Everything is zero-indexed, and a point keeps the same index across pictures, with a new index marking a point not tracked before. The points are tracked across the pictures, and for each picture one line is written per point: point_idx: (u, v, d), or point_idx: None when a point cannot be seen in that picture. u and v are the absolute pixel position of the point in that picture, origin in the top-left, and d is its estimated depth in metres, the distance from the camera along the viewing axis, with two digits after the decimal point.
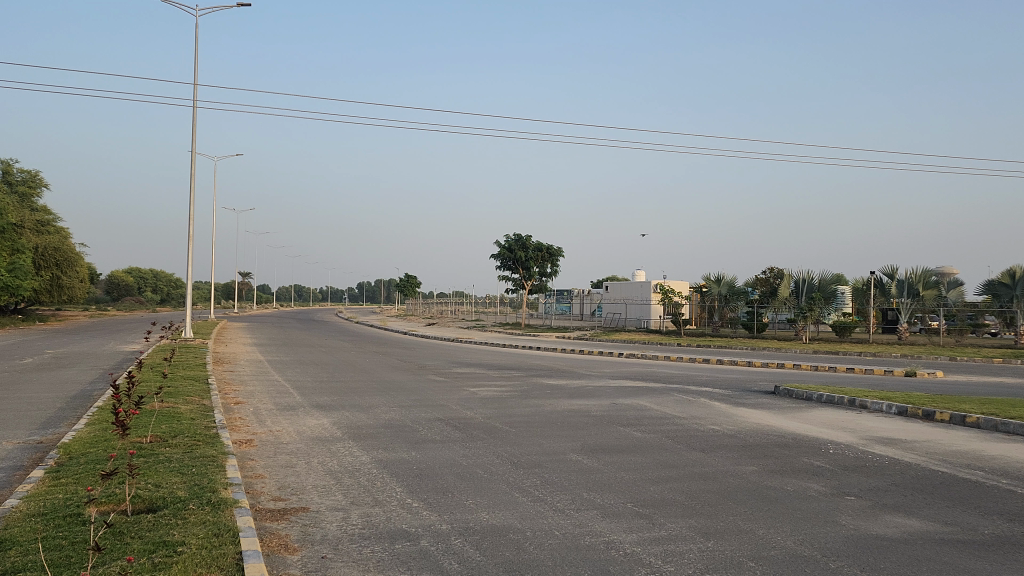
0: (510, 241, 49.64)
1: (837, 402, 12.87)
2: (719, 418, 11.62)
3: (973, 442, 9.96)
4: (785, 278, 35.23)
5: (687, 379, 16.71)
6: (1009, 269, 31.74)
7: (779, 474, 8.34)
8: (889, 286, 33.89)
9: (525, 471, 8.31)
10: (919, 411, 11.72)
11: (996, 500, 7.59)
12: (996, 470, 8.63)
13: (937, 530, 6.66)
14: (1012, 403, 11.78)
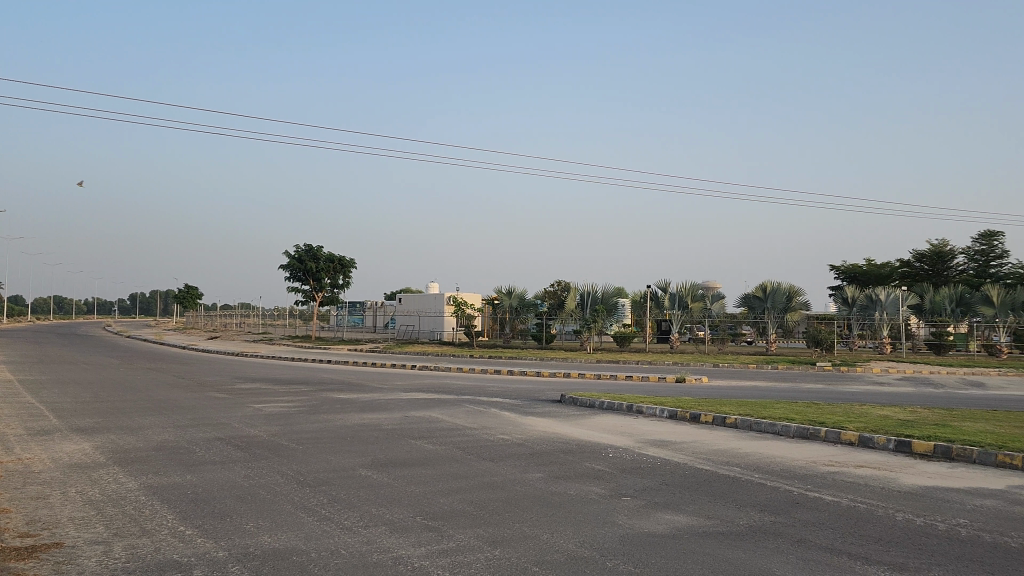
0: (300, 251, 48.09)
1: (616, 408, 13.64)
2: (508, 428, 11.91)
3: (734, 441, 10.93)
4: (571, 291, 36.92)
5: (478, 390, 16.99)
6: (762, 284, 35.27)
7: (563, 479, 8.67)
8: (662, 299, 36.44)
9: (311, 489, 8.03)
10: (687, 414, 12.69)
11: (751, 493, 8.37)
12: (750, 466, 9.53)
13: (702, 525, 7.23)
14: (764, 404, 13.09)
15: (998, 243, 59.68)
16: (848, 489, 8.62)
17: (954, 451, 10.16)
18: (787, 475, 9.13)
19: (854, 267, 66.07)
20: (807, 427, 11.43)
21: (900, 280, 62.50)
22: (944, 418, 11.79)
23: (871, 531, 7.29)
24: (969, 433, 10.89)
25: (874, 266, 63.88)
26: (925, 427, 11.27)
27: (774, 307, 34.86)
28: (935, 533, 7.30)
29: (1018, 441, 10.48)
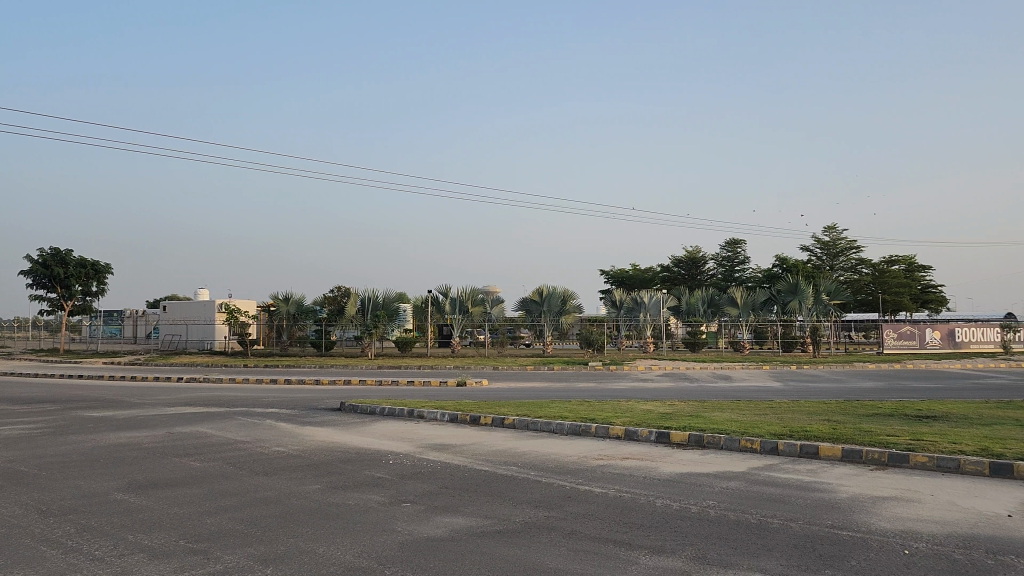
0: (46, 255, 43.39)
1: (397, 414, 13.56)
2: (284, 439, 11.43)
3: (512, 441, 11.26)
4: (351, 296, 36.27)
5: (252, 401, 16.19)
6: (538, 288, 36.77)
7: (341, 490, 8.46)
8: (444, 304, 36.86)
9: (56, 518, 7.22)
10: (466, 417, 12.89)
11: (527, 490, 8.65)
12: (527, 465, 9.85)
13: (480, 525, 7.36)
14: (539, 404, 13.61)
15: (741, 249, 66.50)
16: (615, 480, 9.17)
17: (705, 439, 11.19)
18: (559, 471, 9.54)
19: (621, 271, 70.90)
20: (579, 423, 12.04)
21: (661, 283, 67.91)
22: (698, 409, 12.90)
23: (635, 518, 7.80)
24: (718, 422, 12.02)
25: (638, 270, 69.03)
26: (682, 418, 12.27)
27: (551, 310, 36.90)
28: (689, 515, 7.96)
29: (758, 427, 11.73)
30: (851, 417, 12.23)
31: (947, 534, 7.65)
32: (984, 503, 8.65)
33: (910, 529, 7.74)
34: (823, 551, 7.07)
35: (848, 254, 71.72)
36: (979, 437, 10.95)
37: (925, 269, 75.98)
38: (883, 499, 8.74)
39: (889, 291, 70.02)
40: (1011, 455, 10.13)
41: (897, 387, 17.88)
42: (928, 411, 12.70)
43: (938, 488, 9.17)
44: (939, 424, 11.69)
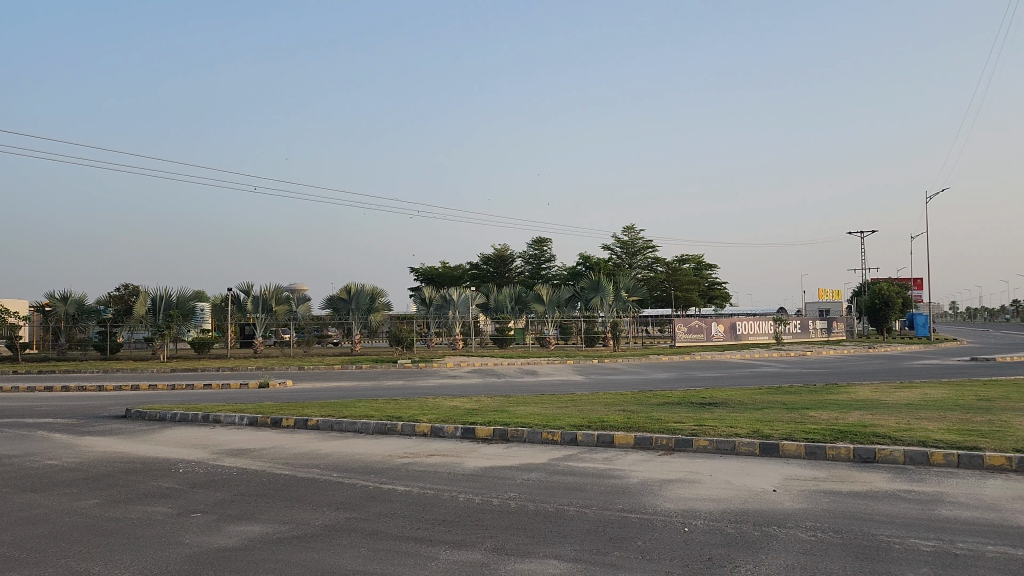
0: None
1: (191, 420, 12.80)
2: (58, 452, 10.43)
3: (314, 443, 10.97)
4: (140, 294, 33.72)
5: (22, 411, 14.65)
6: (346, 285, 35.91)
7: (124, 503, 7.86)
8: (245, 302, 35.09)
9: None
10: (268, 420, 12.41)
11: (328, 492, 8.47)
12: (329, 466, 9.64)
13: (276, 531, 7.10)
14: (345, 404, 13.36)
15: (547, 248, 68.91)
16: (418, 478, 9.18)
17: (509, 432, 11.47)
18: (364, 471, 9.41)
19: (431, 269, 71.01)
20: (384, 422, 11.94)
21: (471, 281, 68.88)
22: (503, 404, 13.21)
23: (437, 514, 7.84)
24: (521, 416, 12.36)
25: (448, 268, 69.57)
26: (487, 413, 12.51)
27: (359, 308, 35.94)
28: (489, 508, 8.13)
29: (559, 419, 12.20)
30: (643, 407, 13.00)
31: (723, 510, 8.34)
32: (754, 480, 9.51)
33: (690, 508, 8.36)
34: (612, 534, 7.48)
35: (645, 252, 76.15)
36: (752, 420, 12.03)
37: (711, 267, 82.51)
38: (668, 482, 9.38)
39: (681, 287, 75.30)
40: (778, 435, 11.23)
41: (685, 377, 19.30)
42: (709, 398, 13.78)
43: (717, 469, 9.98)
44: (719, 409, 12.72)
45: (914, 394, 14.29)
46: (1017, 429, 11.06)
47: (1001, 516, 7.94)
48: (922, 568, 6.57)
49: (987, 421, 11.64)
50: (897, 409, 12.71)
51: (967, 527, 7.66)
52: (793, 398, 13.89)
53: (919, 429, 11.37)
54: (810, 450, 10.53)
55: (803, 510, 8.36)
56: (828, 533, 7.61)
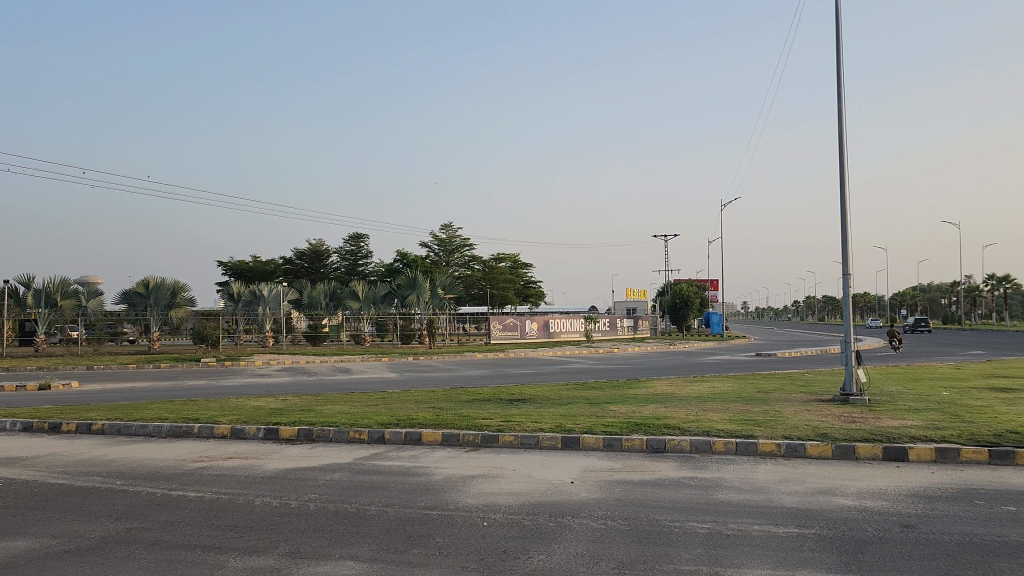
0: None
1: None
2: None
3: (99, 449, 10.21)
4: None
5: None
6: (143, 279, 33.48)
7: None
8: (25, 296, 31.96)
9: None
10: (45, 424, 11.40)
11: (108, 502, 7.90)
12: (113, 474, 8.99)
13: (43, 547, 6.53)
14: (136, 406, 12.52)
15: (364, 244, 68.01)
16: (211, 482, 8.78)
17: (314, 432, 11.22)
18: (151, 477, 8.87)
19: (240, 262, 68.02)
20: (179, 425, 11.32)
21: (283, 276, 66.66)
22: (310, 404, 12.91)
23: (228, 520, 7.53)
24: (328, 415, 12.14)
25: (260, 263, 66.93)
26: (292, 413, 12.17)
27: (158, 303, 33.59)
28: (286, 511, 7.91)
29: (366, 418, 12.07)
30: (452, 404, 13.14)
31: (521, 504, 8.59)
32: (554, 472, 9.90)
33: (490, 503, 8.54)
34: (411, 532, 7.51)
35: (462, 252, 76.97)
36: (556, 415, 12.49)
37: (525, 267, 84.92)
38: (471, 477, 9.55)
39: (497, 286, 76.88)
40: (579, 429, 11.73)
41: (495, 374, 19.75)
42: (517, 395, 14.18)
43: (520, 464, 10.27)
44: (526, 405, 13.11)
45: (703, 387, 15.43)
46: (786, 418, 12.23)
47: (768, 497, 8.74)
48: (696, 548, 7.09)
49: (763, 412, 12.77)
50: (687, 402, 13.67)
51: (738, 509, 8.36)
52: (597, 393, 14.58)
53: (705, 420, 12.27)
54: (608, 442, 11.08)
55: (596, 500, 8.78)
56: (617, 520, 8.05)
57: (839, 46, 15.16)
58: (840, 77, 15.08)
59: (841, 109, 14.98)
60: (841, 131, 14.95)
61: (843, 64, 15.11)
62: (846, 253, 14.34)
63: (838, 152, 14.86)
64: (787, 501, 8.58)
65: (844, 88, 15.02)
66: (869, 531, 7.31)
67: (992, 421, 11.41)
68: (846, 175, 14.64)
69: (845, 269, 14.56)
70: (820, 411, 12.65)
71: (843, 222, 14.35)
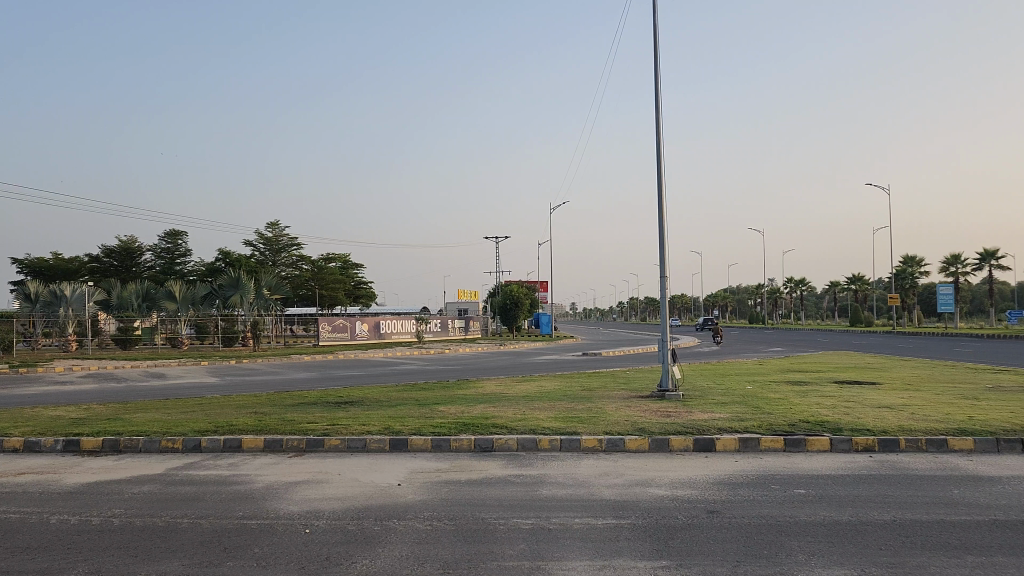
0: None
1: None
2: None
3: None
4: None
5: None
6: None
7: None
8: None
9: None
10: None
11: None
12: None
13: None
14: None
15: (181, 242, 64.37)
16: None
17: (121, 443, 10.46)
18: None
19: (39, 260, 62.43)
20: None
21: (90, 275, 61.78)
22: (117, 412, 12.01)
23: (17, 541, 6.85)
24: (138, 424, 11.35)
25: (63, 260, 61.73)
26: (97, 422, 11.26)
27: None
28: (86, 528, 7.31)
29: (181, 425, 11.40)
30: (276, 408, 12.67)
31: (346, 509, 8.42)
32: (381, 476, 9.77)
33: (314, 510, 8.29)
34: (227, 543, 7.16)
35: (290, 251, 74.61)
36: (384, 417, 12.35)
37: (356, 267, 83.61)
38: (295, 484, 9.24)
39: (326, 287, 75.17)
40: (408, 430, 11.66)
41: (323, 377, 19.27)
42: (345, 397, 13.91)
43: (346, 468, 10.06)
44: (354, 408, 12.87)
45: (531, 386, 15.78)
46: (608, 414, 12.75)
47: (588, 491, 9.07)
48: (519, 544, 7.24)
49: (586, 409, 13.26)
50: (514, 401, 13.95)
51: (560, 504, 8.61)
52: (427, 394, 14.55)
53: (531, 419, 12.57)
54: (436, 443, 11.08)
55: (423, 501, 8.75)
56: (444, 521, 8.07)
57: (656, 61, 16.01)
58: (658, 92, 15.94)
59: (658, 121, 15.82)
60: (658, 141, 15.79)
61: (660, 79, 15.98)
62: (663, 257, 15.17)
63: (655, 161, 15.70)
64: (606, 493, 8.94)
65: (661, 102, 15.88)
66: (679, 518, 7.77)
67: (787, 412, 12.46)
68: (663, 183, 15.49)
69: (661, 272, 15.39)
70: (638, 406, 13.29)
71: (659, 228, 15.17)
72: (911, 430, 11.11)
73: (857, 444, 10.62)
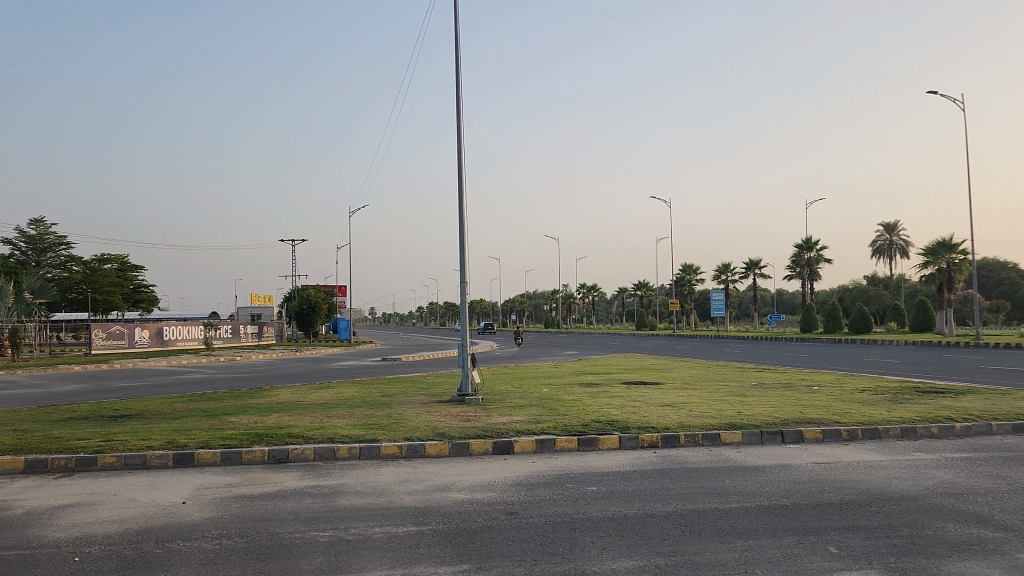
0: None
1: None
2: None
3: None
4: None
5: None
6: None
7: None
8: None
9: None
10: None
11: None
12: None
13: None
14: None
15: None
16: None
17: None
18: None
19: None
20: None
21: None
22: None
23: None
24: None
25: None
26: None
27: None
28: None
29: None
30: (40, 424, 11.38)
31: (124, 532, 7.71)
32: (163, 494, 9.05)
33: (85, 535, 7.52)
34: None
35: (58, 251, 67.80)
36: (167, 431, 11.47)
37: (136, 269, 77.57)
38: (63, 508, 8.33)
39: (100, 290, 69.04)
40: (193, 444, 10.91)
41: (98, 388, 17.61)
42: (122, 410, 12.77)
43: (123, 488, 9.22)
44: (132, 422, 11.84)
45: (329, 394, 15.35)
46: (407, 420, 12.66)
47: (388, 499, 8.93)
48: (316, 558, 6.98)
49: (386, 415, 13.08)
50: (310, 409, 13.48)
51: (359, 514, 8.41)
52: (215, 404, 13.69)
53: (329, 427, 12.20)
54: (225, 457, 10.46)
55: (211, 519, 8.21)
56: (233, 539, 7.61)
57: (457, 70, 16.19)
58: (459, 100, 16.10)
59: (460, 129, 15.99)
60: (459, 148, 15.95)
61: (461, 87, 16.16)
62: (463, 262, 15.32)
63: (456, 168, 15.85)
64: (405, 500, 8.86)
65: (461, 110, 16.06)
66: (478, 521, 7.85)
67: (580, 413, 13.00)
68: (463, 189, 15.66)
69: (462, 277, 15.54)
70: (438, 412, 13.31)
71: (460, 234, 15.32)
72: (689, 426, 11.99)
73: (643, 441, 11.28)
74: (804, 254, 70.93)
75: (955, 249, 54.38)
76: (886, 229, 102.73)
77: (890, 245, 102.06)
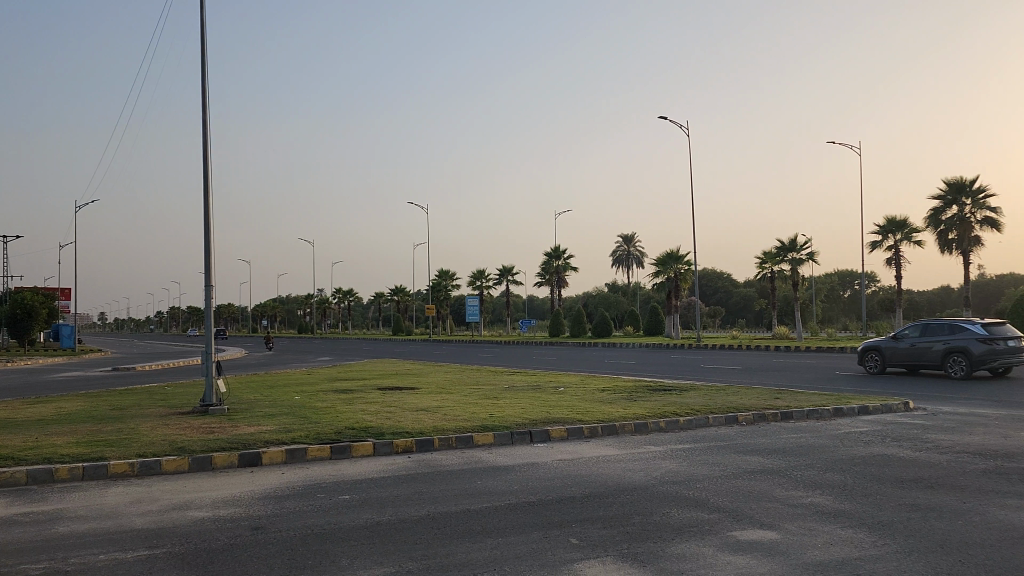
0: None
1: None
2: None
3: None
4: None
5: None
6: None
7: None
8: None
9: None
10: None
11: None
12: None
13: None
14: None
15: None
16: None
17: None
18: None
19: None
20: None
21: None
22: None
23: None
24: None
25: None
26: None
27: None
28: None
29: None
30: None
31: None
32: None
33: None
34: None
35: None
36: None
37: None
38: None
39: None
40: None
41: None
42: None
43: None
44: None
45: (48, 409, 13.70)
46: (141, 435, 11.62)
47: (117, 522, 8.14)
48: None
49: (116, 430, 11.92)
50: (24, 427, 11.94)
51: (81, 541, 7.57)
52: None
53: (46, 446, 10.89)
54: None
55: None
56: None
57: (203, 60, 15.23)
58: (206, 91, 15.15)
59: (206, 122, 15.04)
60: (204, 143, 15.00)
61: (208, 77, 15.24)
62: (208, 264, 14.39)
63: (201, 164, 14.89)
64: (137, 523, 8.12)
65: (208, 104, 15.13)
66: (220, 540, 7.38)
67: (333, 420, 12.72)
68: (208, 185, 14.74)
69: (206, 280, 14.58)
70: (178, 424, 12.37)
71: (205, 235, 14.39)
72: (443, 429, 12.16)
73: (397, 447, 11.26)
74: (552, 262, 75.09)
75: (681, 260, 60.27)
76: (624, 241, 111.73)
77: (628, 255, 111.12)
